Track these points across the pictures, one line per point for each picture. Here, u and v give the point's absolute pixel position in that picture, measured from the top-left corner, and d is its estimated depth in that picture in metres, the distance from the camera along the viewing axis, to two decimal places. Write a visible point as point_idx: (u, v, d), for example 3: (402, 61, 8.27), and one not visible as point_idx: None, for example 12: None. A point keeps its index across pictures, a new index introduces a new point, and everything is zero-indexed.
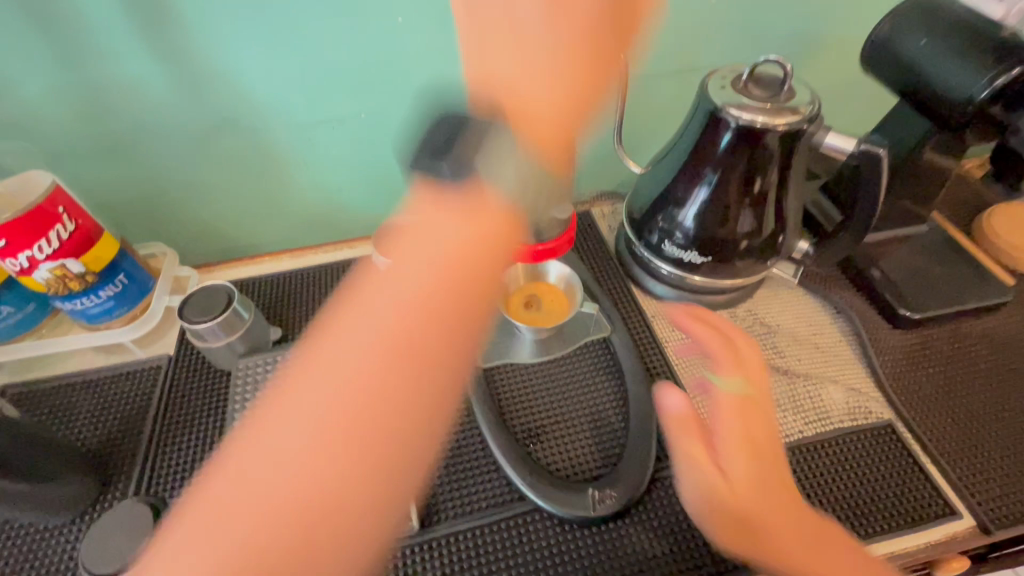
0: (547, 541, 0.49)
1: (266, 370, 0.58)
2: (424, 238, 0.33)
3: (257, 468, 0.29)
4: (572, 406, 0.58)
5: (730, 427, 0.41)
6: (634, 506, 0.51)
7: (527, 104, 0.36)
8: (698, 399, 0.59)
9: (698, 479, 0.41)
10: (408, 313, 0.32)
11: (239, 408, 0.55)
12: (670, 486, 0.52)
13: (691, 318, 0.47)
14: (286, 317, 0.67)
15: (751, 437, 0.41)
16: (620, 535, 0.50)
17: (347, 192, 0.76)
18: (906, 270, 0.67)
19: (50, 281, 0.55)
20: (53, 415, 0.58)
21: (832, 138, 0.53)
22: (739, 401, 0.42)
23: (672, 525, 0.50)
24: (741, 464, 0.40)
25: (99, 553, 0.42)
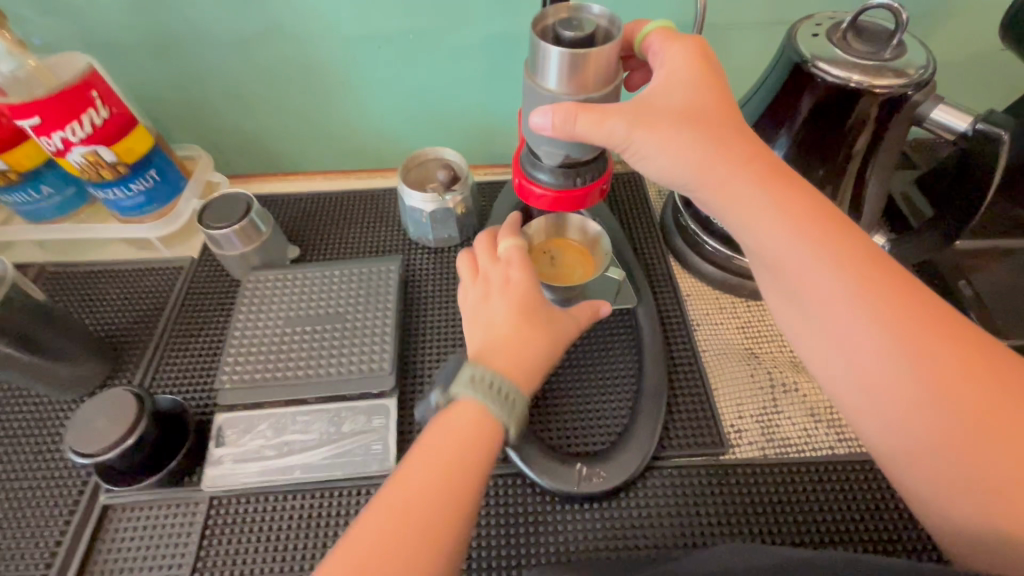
0: (524, 507, 0.47)
1: (277, 286, 0.57)
2: (451, 417, 0.39)
3: (382, 508, 0.35)
4: (580, 373, 0.54)
5: (687, 96, 0.39)
6: (623, 489, 0.47)
7: (494, 321, 0.45)
8: (720, 393, 0.53)
9: (674, 154, 0.38)
10: (432, 465, 0.37)
11: (242, 320, 0.55)
12: (666, 477, 0.48)
13: (665, 45, 0.41)
14: (307, 236, 0.66)
15: (714, 106, 0.39)
16: (602, 518, 0.46)
17: (388, 119, 0.73)
18: (1002, 287, 0.57)
19: (84, 166, 0.56)
20: (78, 299, 0.60)
21: (941, 113, 0.43)
22: (690, 70, 0.39)
23: (661, 518, 0.46)
24: (707, 128, 0.38)
25: (82, 434, 0.43)
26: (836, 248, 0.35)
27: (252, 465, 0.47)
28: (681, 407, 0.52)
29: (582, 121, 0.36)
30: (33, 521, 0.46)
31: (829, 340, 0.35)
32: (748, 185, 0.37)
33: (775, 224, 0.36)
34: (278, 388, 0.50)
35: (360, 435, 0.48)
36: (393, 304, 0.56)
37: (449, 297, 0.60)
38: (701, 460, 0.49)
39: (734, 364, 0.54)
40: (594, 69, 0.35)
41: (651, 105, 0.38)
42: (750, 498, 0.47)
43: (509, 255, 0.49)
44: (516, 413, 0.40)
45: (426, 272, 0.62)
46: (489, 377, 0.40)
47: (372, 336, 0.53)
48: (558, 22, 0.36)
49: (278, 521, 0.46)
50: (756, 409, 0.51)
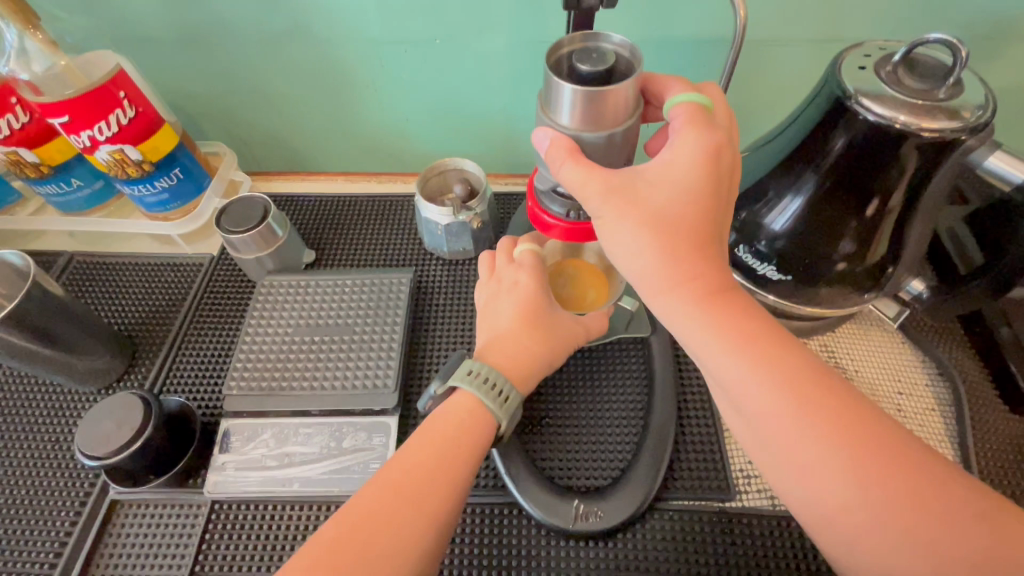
0: (518, 539, 0.46)
1: (288, 293, 0.58)
2: (449, 403, 0.42)
3: (384, 471, 0.37)
4: (583, 403, 0.53)
5: (677, 190, 0.35)
6: (620, 529, 0.46)
7: (498, 323, 0.47)
8: (731, 434, 0.51)
9: (627, 251, 0.36)
10: (428, 446, 0.39)
11: (253, 324, 0.55)
12: (667, 520, 0.47)
13: (686, 126, 0.36)
14: (324, 240, 0.66)
15: (698, 206, 0.35)
16: (597, 557, 0.45)
17: (411, 123, 0.72)
18: None
19: (111, 163, 0.57)
20: (104, 290, 0.62)
21: (995, 161, 0.40)
22: (694, 162, 0.35)
23: (659, 562, 0.45)
24: (678, 233, 0.35)
25: (92, 433, 0.44)
26: (780, 369, 0.33)
27: (253, 473, 0.48)
28: (688, 448, 0.50)
29: (568, 170, 0.34)
30: (47, 510, 0.48)
31: (779, 466, 0.34)
32: (698, 300, 0.35)
33: (719, 342, 0.34)
34: (281, 398, 0.50)
35: (360, 452, 0.48)
36: (400, 316, 0.55)
37: (459, 312, 0.59)
38: (705, 505, 0.47)
39: None
40: (609, 108, 0.33)
41: (635, 190, 0.35)
42: (753, 550, 0.45)
43: (523, 258, 0.51)
44: (510, 408, 0.42)
45: (439, 283, 0.62)
46: (489, 371, 0.43)
47: (378, 349, 0.53)
48: (575, 53, 0.34)
49: (276, 531, 0.46)
50: None
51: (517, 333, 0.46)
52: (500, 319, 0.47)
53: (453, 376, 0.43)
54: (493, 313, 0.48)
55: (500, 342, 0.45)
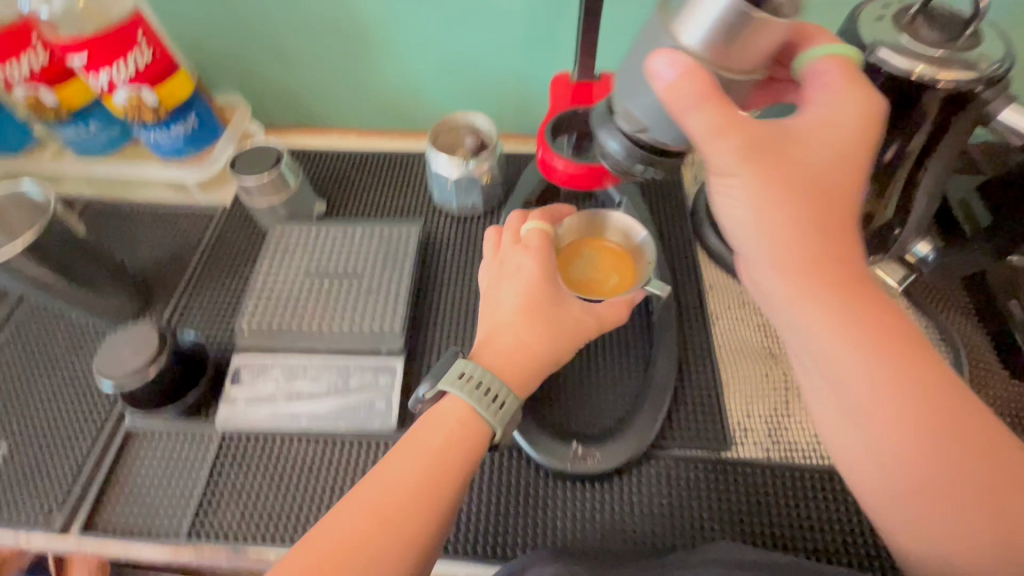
0: (516, 480, 0.48)
1: (302, 239, 0.58)
2: (443, 410, 0.41)
3: (371, 485, 0.36)
4: (590, 356, 0.53)
5: (830, 146, 0.34)
6: (616, 474, 0.47)
7: (501, 309, 0.47)
8: (730, 388, 0.52)
9: (749, 207, 0.34)
10: (415, 463, 0.38)
11: (266, 268, 0.56)
12: (664, 466, 0.48)
13: (843, 83, 0.36)
14: (335, 194, 0.66)
15: (844, 167, 0.34)
16: (591, 499, 0.46)
17: (424, 82, 0.72)
18: None
19: (128, 107, 0.57)
20: (119, 234, 0.63)
21: (1009, 115, 0.39)
22: (852, 122, 0.35)
23: (653, 507, 0.46)
24: (816, 192, 0.33)
25: (108, 361, 0.46)
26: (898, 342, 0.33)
27: (261, 407, 0.49)
28: (686, 400, 0.51)
29: (704, 111, 0.32)
30: (66, 435, 0.50)
31: (874, 456, 0.33)
32: (823, 265, 0.33)
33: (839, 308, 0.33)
34: (291, 338, 0.51)
35: (366, 392, 0.50)
36: (408, 266, 0.56)
37: (466, 266, 0.60)
38: (701, 455, 0.48)
39: (749, 362, 0.53)
40: (749, 45, 0.31)
41: (785, 145, 0.34)
42: (745, 498, 0.46)
43: (530, 241, 0.50)
44: (504, 415, 0.41)
45: (447, 238, 0.62)
46: (483, 372, 0.42)
47: (386, 296, 0.54)
48: None
49: (282, 465, 0.48)
50: (766, 411, 0.50)
51: (518, 324, 0.45)
52: (503, 304, 0.47)
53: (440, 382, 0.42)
54: (498, 299, 0.47)
55: (501, 334, 0.45)
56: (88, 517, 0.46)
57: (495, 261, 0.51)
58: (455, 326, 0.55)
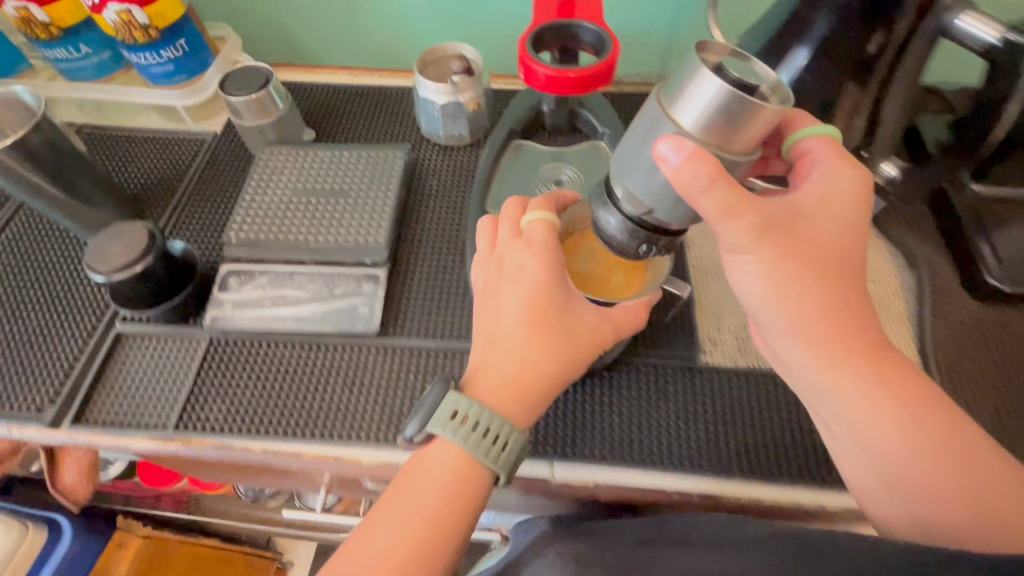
0: None
1: (289, 160, 0.59)
2: (439, 457, 0.39)
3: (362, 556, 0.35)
4: None
5: (831, 222, 0.36)
6: (587, 379, 0.49)
7: (503, 319, 0.43)
8: (702, 306, 0.54)
9: (760, 275, 0.36)
10: (408, 533, 0.36)
11: (253, 187, 0.57)
12: (634, 372, 0.50)
13: (830, 155, 0.39)
14: (324, 124, 0.68)
15: (844, 233, 0.37)
16: (563, 399, 0.48)
17: (413, 18, 0.72)
18: None
19: (119, 25, 0.59)
20: (110, 157, 0.64)
21: (966, 22, 0.41)
22: (849, 196, 0.37)
23: (622, 409, 0.48)
24: (821, 257, 0.35)
25: (100, 253, 0.47)
26: (891, 390, 0.35)
27: (248, 310, 0.51)
28: (659, 313, 0.53)
29: (712, 195, 0.33)
30: (59, 338, 0.51)
31: (896, 488, 0.35)
32: (825, 319, 0.36)
33: (834, 358, 0.36)
34: (277, 248, 0.53)
35: (350, 298, 0.51)
36: (394, 186, 0.57)
37: (450, 191, 0.61)
38: (670, 363, 0.50)
39: (721, 282, 0.55)
40: (750, 126, 0.33)
41: (794, 222, 0.36)
42: (710, 401, 0.48)
43: (528, 236, 0.45)
44: (506, 457, 0.39)
45: (433, 166, 0.64)
46: (484, 412, 0.39)
47: (370, 212, 0.55)
48: (718, 61, 0.34)
49: (269, 368, 0.49)
50: (734, 326, 0.52)
51: (523, 345, 0.41)
52: (506, 310, 0.43)
53: (428, 425, 0.39)
54: (496, 316, 0.43)
55: (504, 351, 0.42)
56: (79, 411, 0.48)
57: (491, 260, 0.46)
58: (438, 244, 0.56)
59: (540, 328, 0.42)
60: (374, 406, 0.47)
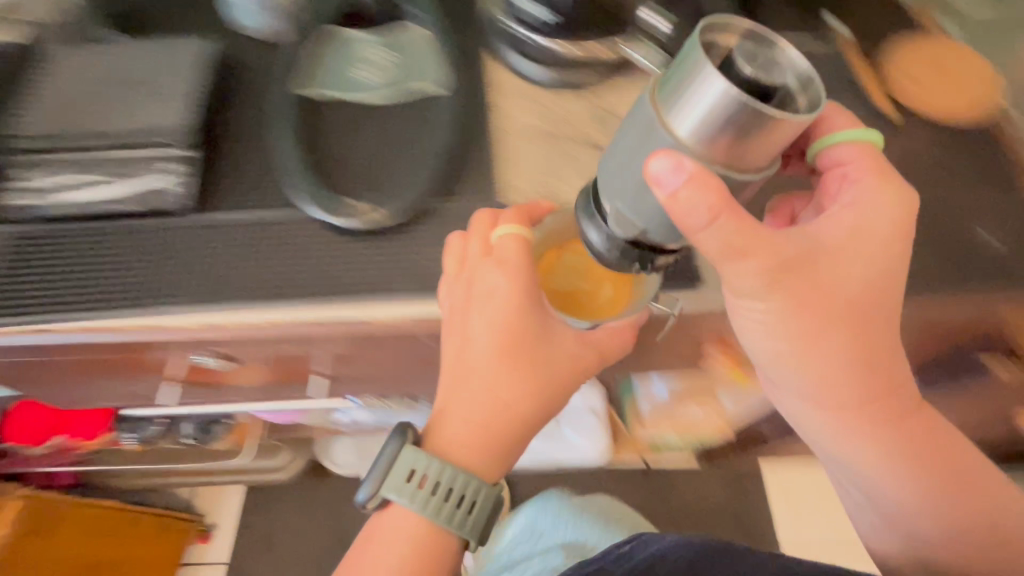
0: (304, 241, 0.51)
1: (80, 50, 0.56)
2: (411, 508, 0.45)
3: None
4: (383, 141, 0.56)
5: (862, 263, 0.41)
6: (395, 228, 0.52)
7: (476, 347, 0.46)
8: (506, 160, 0.57)
9: (774, 331, 0.42)
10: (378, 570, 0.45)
11: (37, 78, 0.54)
12: (438, 219, 0.53)
13: (868, 174, 0.41)
14: (129, 14, 0.62)
15: (880, 285, 0.41)
16: (369, 249, 0.51)
17: None
18: None
19: None
20: None
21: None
22: (879, 224, 0.41)
23: (428, 251, 0.52)
24: (841, 310, 0.41)
25: None
26: (886, 423, 0.46)
27: (44, 199, 0.50)
28: (467, 167, 0.56)
29: (714, 228, 0.35)
30: None
31: (890, 498, 0.49)
32: (846, 373, 0.43)
33: (848, 404, 0.45)
34: (64, 134, 0.50)
35: (149, 177, 0.51)
36: (193, 65, 0.54)
37: (263, 75, 0.59)
38: (474, 207, 0.54)
39: (525, 139, 0.58)
40: (759, 146, 0.33)
41: (813, 260, 0.40)
42: None
43: (486, 256, 0.46)
44: (473, 517, 0.45)
45: (244, 48, 0.61)
46: (448, 473, 0.45)
47: (165, 92, 0.52)
48: (724, 52, 0.32)
49: (79, 252, 0.50)
50: (533, 176, 0.56)
51: (497, 381, 0.46)
52: (475, 341, 0.46)
53: (383, 488, 0.44)
54: (481, 348, 0.46)
55: (490, 382, 0.46)
56: None
57: (460, 279, 0.48)
58: (250, 126, 0.56)
59: (511, 358, 0.46)
60: (188, 277, 0.50)
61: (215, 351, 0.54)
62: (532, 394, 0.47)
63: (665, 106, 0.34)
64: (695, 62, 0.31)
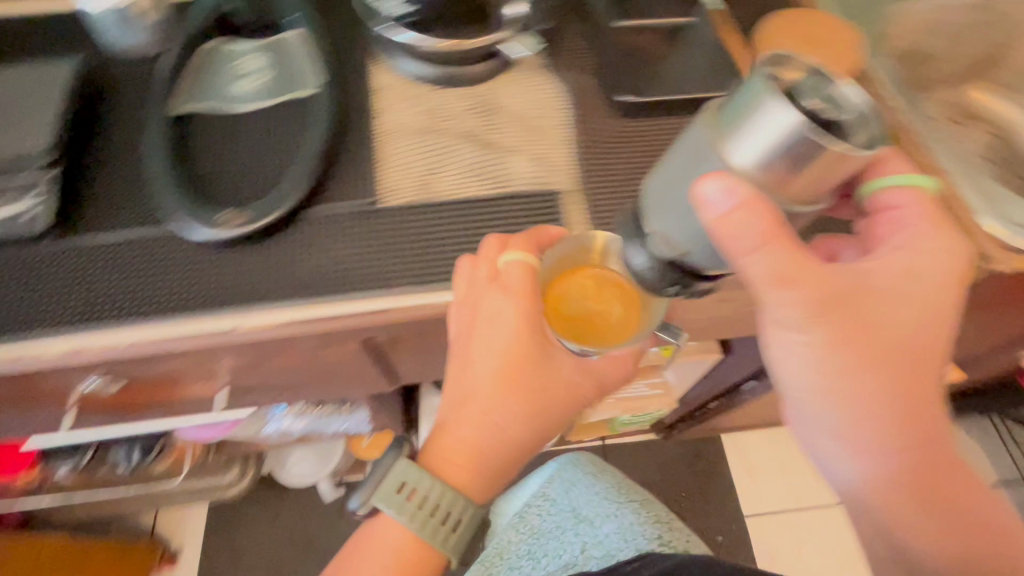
0: (178, 257, 0.52)
1: None
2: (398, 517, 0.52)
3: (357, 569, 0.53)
4: (256, 150, 0.56)
5: (909, 305, 0.43)
6: (268, 236, 0.52)
7: (483, 372, 0.51)
8: (384, 160, 0.58)
9: (814, 367, 0.43)
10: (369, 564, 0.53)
11: None
12: (314, 223, 0.53)
13: (923, 219, 0.45)
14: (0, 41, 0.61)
15: (931, 331, 0.44)
16: (243, 259, 0.52)
17: None
18: (649, 57, 0.63)
19: None
20: None
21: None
22: (936, 272, 0.44)
23: (302, 256, 0.52)
24: (899, 348, 0.43)
25: None
26: (915, 468, 0.45)
27: None
28: (343, 169, 0.56)
29: (754, 258, 0.36)
30: None
31: (932, 557, 0.46)
32: (885, 402, 0.43)
33: (881, 434, 0.44)
34: None
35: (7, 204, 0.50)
36: (53, 88, 0.54)
37: (136, 93, 0.59)
38: (350, 208, 0.55)
39: (405, 138, 0.59)
40: (806, 179, 0.33)
41: (859, 296, 0.42)
42: (383, 235, 0.54)
43: (496, 287, 0.49)
44: (458, 525, 0.53)
45: (116, 66, 0.61)
46: (432, 491, 0.51)
47: (25, 119, 0.52)
48: (777, 78, 0.34)
49: None
50: (411, 173, 0.57)
51: (497, 407, 0.51)
52: (479, 366, 0.51)
53: (373, 498, 0.52)
54: (489, 374, 0.50)
55: (496, 408, 0.51)
56: None
57: (467, 305, 0.51)
58: (121, 146, 0.56)
59: (511, 386, 0.50)
60: (61, 303, 0.50)
61: (101, 373, 0.53)
62: (526, 423, 0.52)
63: (720, 131, 0.35)
64: (754, 93, 0.32)
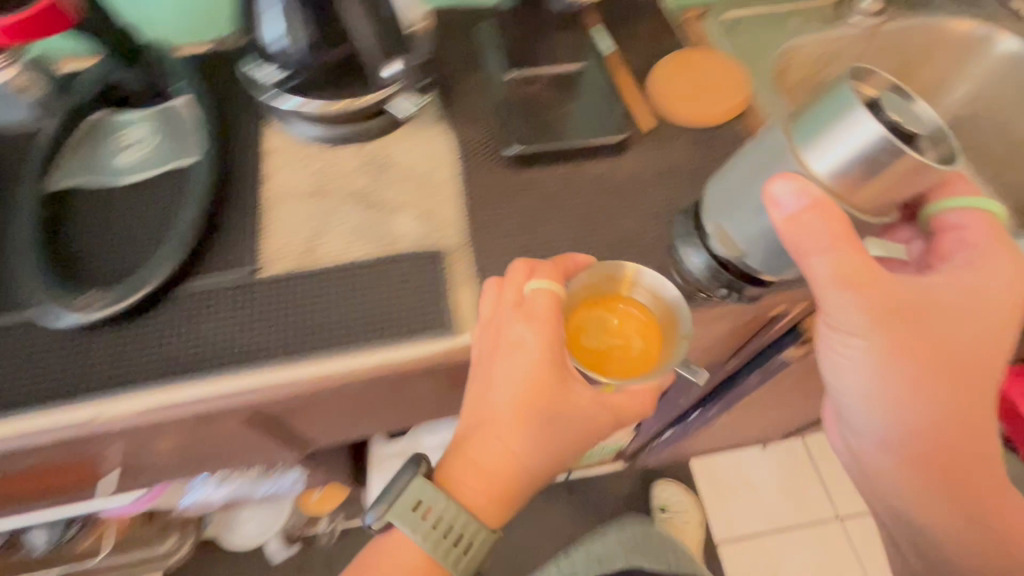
0: (41, 345, 0.50)
1: None
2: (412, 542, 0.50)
3: None
4: (130, 227, 0.55)
5: (971, 320, 0.50)
6: (135, 316, 0.51)
7: (496, 401, 0.48)
8: (267, 227, 0.57)
9: (864, 365, 0.50)
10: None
11: None
12: (186, 299, 0.52)
13: (989, 242, 0.50)
14: None
15: (985, 341, 0.51)
16: (108, 343, 0.50)
17: None
18: (537, 106, 0.63)
19: None
20: None
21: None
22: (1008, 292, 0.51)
23: (172, 335, 0.51)
24: (929, 346, 0.49)
25: None
26: (967, 456, 0.54)
27: None
28: (221, 241, 0.55)
29: (822, 261, 0.44)
30: None
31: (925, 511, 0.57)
32: (909, 390, 0.51)
33: (897, 415, 0.52)
34: None
35: None
36: None
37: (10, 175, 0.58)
38: (225, 281, 0.53)
39: (291, 204, 0.59)
40: (873, 187, 0.41)
41: (926, 305, 0.49)
42: (258, 307, 0.52)
43: (520, 313, 0.48)
44: (472, 549, 0.49)
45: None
46: (449, 514, 0.48)
47: None
48: (881, 101, 0.42)
49: None
50: (293, 238, 0.56)
51: (523, 441, 0.48)
52: (498, 394, 0.48)
53: (389, 514, 0.49)
54: (511, 405, 0.48)
55: (513, 441, 0.48)
56: None
57: (490, 327, 0.50)
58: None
59: (525, 419, 0.48)
60: None
61: None
62: (547, 453, 0.49)
63: (801, 141, 0.42)
64: (844, 102, 0.39)
